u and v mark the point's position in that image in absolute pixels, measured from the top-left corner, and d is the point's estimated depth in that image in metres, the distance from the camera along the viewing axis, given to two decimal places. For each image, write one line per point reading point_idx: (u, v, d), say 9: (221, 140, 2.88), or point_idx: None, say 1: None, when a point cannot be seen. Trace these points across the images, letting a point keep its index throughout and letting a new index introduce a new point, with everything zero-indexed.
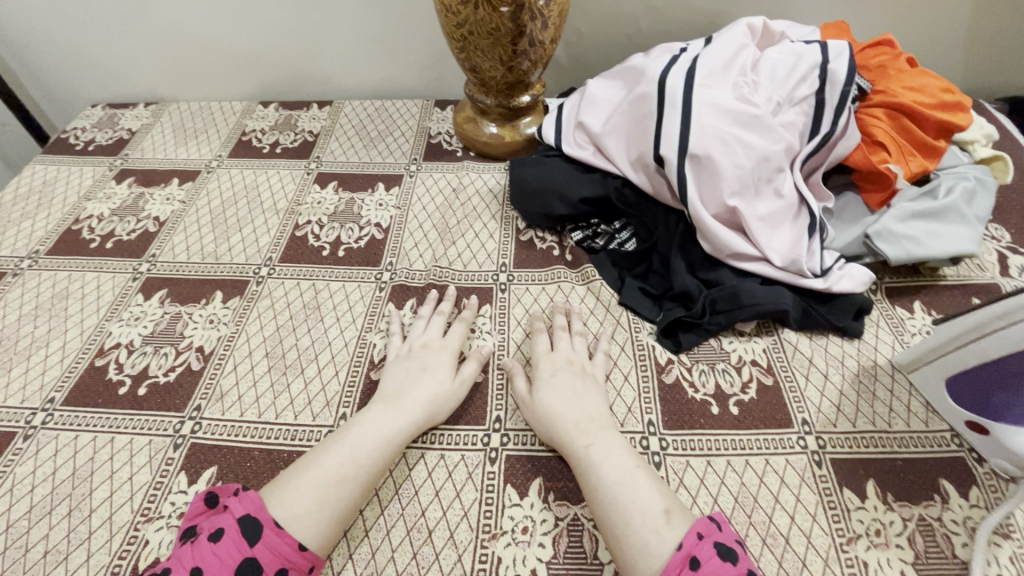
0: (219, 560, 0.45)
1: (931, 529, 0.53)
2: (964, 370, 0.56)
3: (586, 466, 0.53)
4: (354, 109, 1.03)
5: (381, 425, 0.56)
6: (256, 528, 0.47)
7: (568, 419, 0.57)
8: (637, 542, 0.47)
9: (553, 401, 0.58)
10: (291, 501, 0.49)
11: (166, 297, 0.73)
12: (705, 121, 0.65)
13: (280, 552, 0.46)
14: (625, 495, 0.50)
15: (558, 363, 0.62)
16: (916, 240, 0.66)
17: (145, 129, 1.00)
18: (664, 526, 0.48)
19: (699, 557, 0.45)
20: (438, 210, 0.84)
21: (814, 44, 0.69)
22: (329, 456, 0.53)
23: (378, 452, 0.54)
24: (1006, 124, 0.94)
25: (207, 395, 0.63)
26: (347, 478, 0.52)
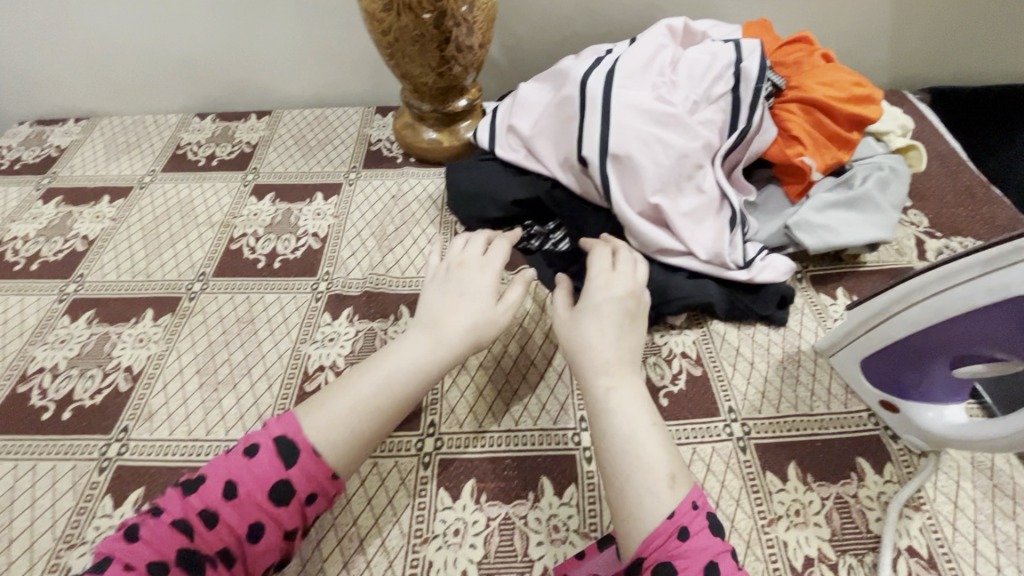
0: (255, 478, 0.45)
1: (848, 506, 0.55)
2: (877, 351, 0.57)
3: (601, 407, 0.50)
4: (293, 118, 1.02)
5: (416, 351, 0.54)
6: (291, 450, 0.46)
7: (601, 354, 0.52)
8: (633, 497, 0.44)
9: (593, 332, 0.54)
10: (326, 420, 0.48)
11: (94, 318, 0.71)
12: (624, 122, 0.67)
13: (313, 477, 0.46)
14: (632, 450, 0.47)
15: (612, 286, 0.57)
16: (833, 229, 0.70)
17: (76, 146, 0.97)
18: (664, 490, 0.44)
19: (689, 528, 0.42)
20: (377, 217, 0.83)
21: (729, 44, 0.71)
22: (362, 382, 0.51)
23: (411, 380, 0.52)
24: (926, 114, 0.99)
25: (135, 415, 0.62)
26: (380, 407, 0.50)
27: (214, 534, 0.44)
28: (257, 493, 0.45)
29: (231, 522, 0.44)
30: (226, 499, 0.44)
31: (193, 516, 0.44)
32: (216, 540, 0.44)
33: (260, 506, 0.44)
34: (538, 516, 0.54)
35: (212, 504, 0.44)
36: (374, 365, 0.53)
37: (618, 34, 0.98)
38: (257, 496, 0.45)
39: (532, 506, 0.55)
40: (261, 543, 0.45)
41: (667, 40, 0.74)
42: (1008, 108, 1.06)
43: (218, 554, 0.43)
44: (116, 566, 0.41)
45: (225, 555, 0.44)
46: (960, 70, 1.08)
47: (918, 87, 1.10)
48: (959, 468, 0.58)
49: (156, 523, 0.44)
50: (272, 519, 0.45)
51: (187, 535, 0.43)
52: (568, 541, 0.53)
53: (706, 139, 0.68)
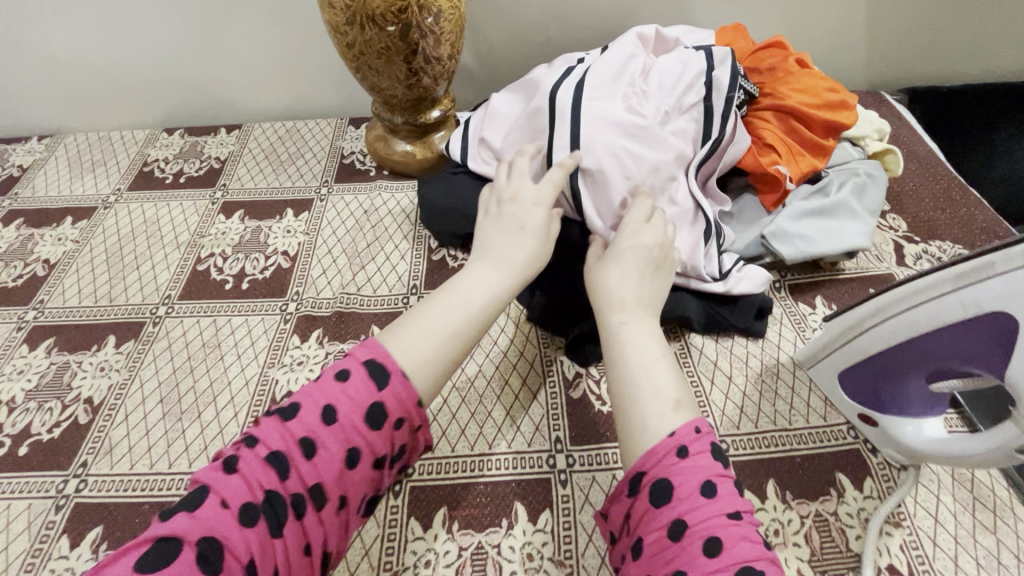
0: (349, 402, 0.42)
1: (827, 524, 0.54)
2: (856, 363, 0.56)
3: (612, 338, 0.49)
4: (264, 132, 1.00)
5: (487, 281, 0.53)
6: (382, 372, 0.44)
7: (622, 292, 0.52)
8: (636, 419, 0.43)
9: (614, 273, 0.54)
10: (408, 343, 0.47)
11: (54, 346, 0.69)
12: (594, 135, 0.65)
13: (403, 402, 0.44)
14: (639, 375, 0.45)
15: (642, 234, 0.57)
16: (809, 239, 0.69)
17: (39, 165, 0.95)
18: (669, 411, 0.43)
19: (689, 447, 0.40)
20: (348, 233, 0.82)
21: (700, 52, 0.70)
22: (440, 307, 0.50)
23: (487, 306, 0.51)
24: (904, 115, 0.98)
25: (95, 449, 0.60)
26: (459, 332, 0.49)
27: (310, 467, 0.41)
28: (354, 417, 0.42)
29: (328, 452, 0.41)
30: (323, 426, 0.42)
31: (288, 449, 0.41)
32: (311, 473, 0.41)
33: (356, 433, 0.42)
34: (512, 544, 0.53)
35: (312, 430, 0.41)
36: (453, 290, 0.52)
37: (594, 40, 0.97)
38: (354, 420, 0.42)
39: (506, 533, 0.53)
40: (355, 474, 0.42)
41: (638, 50, 0.73)
42: (986, 107, 1.06)
43: (314, 487, 0.40)
44: (213, 501, 0.38)
45: (320, 489, 0.41)
46: (937, 70, 1.08)
47: (896, 88, 1.10)
48: (940, 482, 0.57)
49: (251, 457, 0.41)
50: (367, 447, 0.42)
51: (281, 469, 0.40)
52: (543, 570, 0.51)
53: (678, 149, 0.67)
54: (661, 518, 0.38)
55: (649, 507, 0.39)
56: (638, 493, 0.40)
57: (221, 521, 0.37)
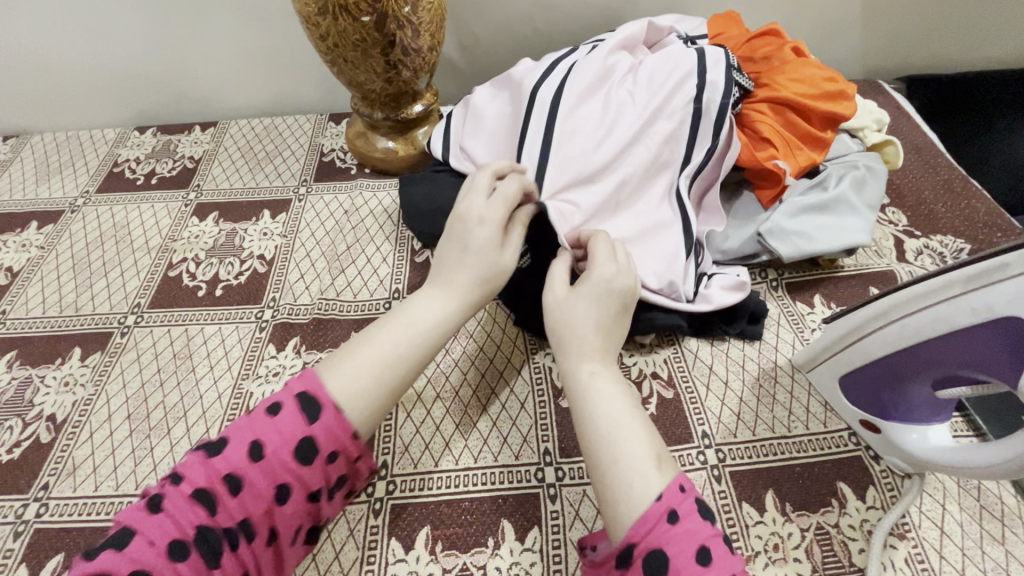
0: (279, 437, 0.40)
1: (829, 537, 0.52)
2: (855, 369, 0.54)
3: (579, 392, 0.45)
4: (240, 129, 0.96)
5: (432, 308, 0.49)
6: (314, 405, 0.42)
7: (591, 339, 0.47)
8: (620, 481, 0.39)
9: (585, 315, 0.48)
10: (354, 373, 0.44)
11: (15, 360, 0.65)
12: (569, 141, 0.64)
13: (335, 435, 0.42)
14: (611, 430, 0.42)
15: (612, 270, 0.50)
16: (807, 236, 0.66)
17: (4, 167, 0.91)
18: (651, 469, 0.39)
19: (679, 510, 0.37)
20: (328, 235, 0.78)
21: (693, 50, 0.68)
22: (384, 335, 0.47)
23: (432, 334, 0.48)
24: (904, 104, 0.95)
25: (57, 469, 0.56)
26: (401, 359, 0.46)
27: (238, 504, 0.39)
28: (281, 453, 0.40)
29: (256, 488, 0.39)
30: (251, 461, 0.39)
31: (215, 486, 0.39)
32: (238, 511, 0.39)
33: (286, 469, 0.40)
34: (498, 565, 0.50)
35: (239, 467, 0.39)
36: (399, 313, 0.49)
37: (583, 31, 0.93)
38: (284, 457, 0.40)
39: (491, 554, 0.51)
40: (286, 508, 0.40)
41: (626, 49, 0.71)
42: (986, 95, 1.03)
43: (241, 525, 0.39)
44: (141, 540, 0.36)
45: (249, 526, 0.39)
46: (937, 57, 1.05)
47: (895, 77, 1.07)
48: (945, 490, 0.54)
49: (178, 495, 0.38)
50: (299, 481, 0.40)
51: (208, 509, 0.38)
52: None
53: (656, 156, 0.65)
54: None
55: None
56: (629, 565, 0.36)
57: (144, 563, 0.35)
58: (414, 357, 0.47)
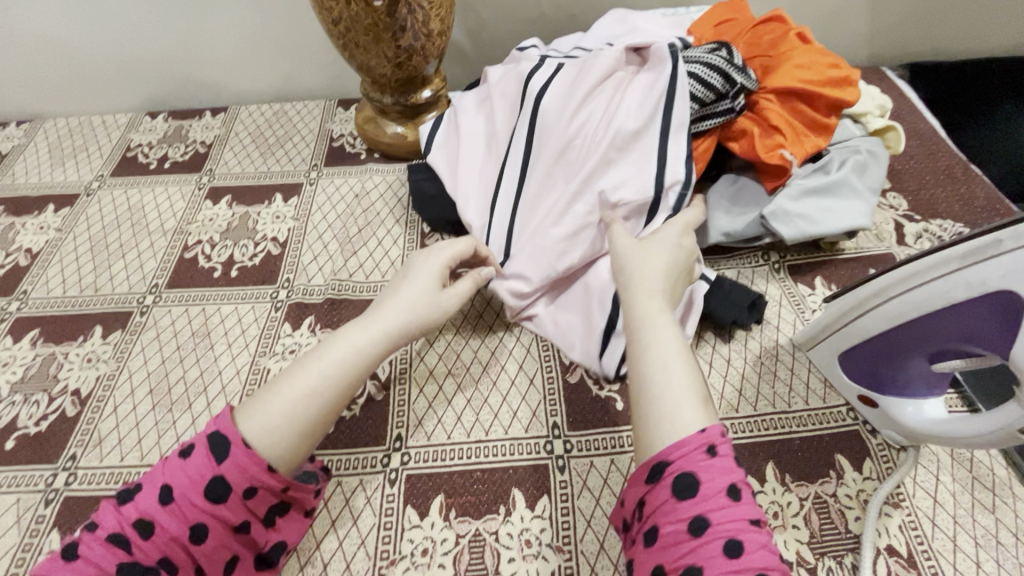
0: (189, 479, 0.41)
1: (826, 506, 0.54)
2: (855, 345, 0.56)
3: (639, 323, 0.46)
4: (250, 114, 0.98)
5: (355, 343, 0.48)
6: (224, 443, 0.41)
7: (660, 289, 0.49)
8: (667, 401, 0.41)
9: (653, 269, 0.51)
10: (278, 414, 0.43)
11: (38, 337, 0.67)
12: (531, 176, 0.67)
13: (246, 471, 0.41)
14: (671, 359, 0.43)
15: (672, 244, 0.55)
16: (810, 218, 0.68)
17: (18, 152, 0.93)
18: (698, 403, 0.41)
19: (718, 446, 0.38)
20: (339, 218, 0.80)
21: (695, 63, 0.67)
22: (308, 367, 0.46)
23: (354, 371, 0.47)
24: (906, 91, 0.96)
25: (84, 441, 0.59)
26: (315, 394, 0.45)
27: (152, 544, 0.40)
28: (190, 494, 0.40)
29: (170, 529, 0.40)
30: (160, 505, 0.40)
31: (127, 528, 0.40)
32: (154, 550, 0.40)
33: (197, 509, 0.40)
34: (510, 531, 0.52)
35: (148, 511, 0.40)
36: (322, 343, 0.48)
37: (589, 16, 0.94)
38: (193, 497, 0.41)
39: (503, 520, 0.53)
40: (206, 546, 0.41)
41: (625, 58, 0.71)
42: (987, 82, 1.04)
43: (160, 563, 0.40)
44: None
45: (168, 563, 0.40)
46: (939, 44, 1.06)
47: (897, 64, 1.08)
48: (938, 462, 0.57)
49: (92, 539, 0.40)
50: (216, 518, 0.41)
51: (125, 549, 0.39)
52: (541, 556, 0.51)
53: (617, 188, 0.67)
54: (683, 512, 0.36)
55: (669, 498, 0.37)
56: (658, 482, 0.38)
57: None
58: (328, 394, 0.45)
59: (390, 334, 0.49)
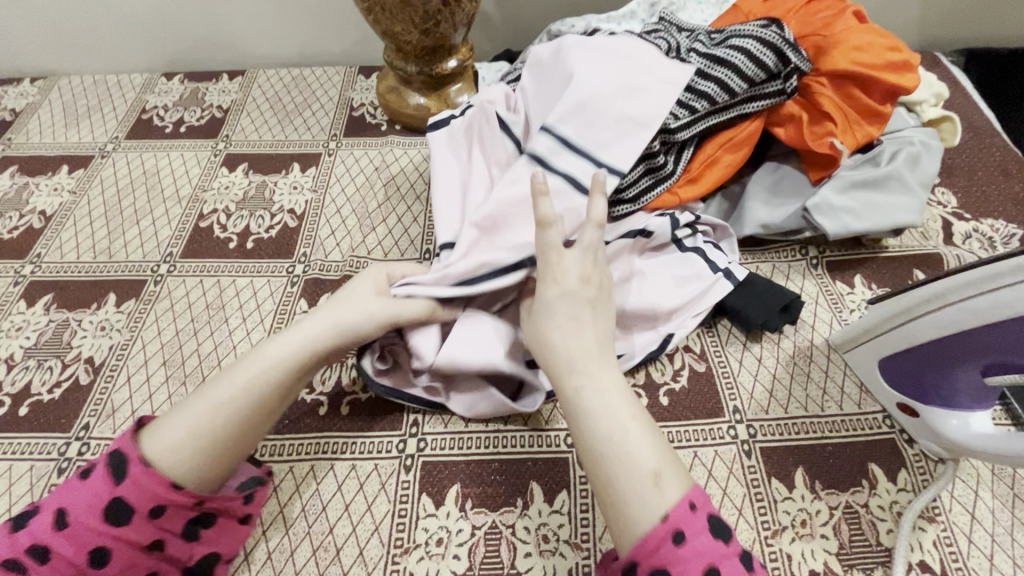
0: (86, 502, 0.41)
1: (857, 516, 0.52)
2: (899, 351, 0.53)
3: (572, 410, 0.44)
4: (269, 79, 0.94)
5: (268, 359, 0.47)
6: (123, 464, 0.41)
7: (567, 349, 0.46)
8: (618, 501, 0.40)
9: (554, 325, 0.47)
10: (190, 427, 0.43)
11: (52, 303, 0.66)
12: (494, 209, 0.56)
13: (146, 491, 0.41)
14: (610, 451, 0.41)
15: (563, 271, 0.50)
16: (856, 212, 0.64)
17: (32, 109, 0.91)
18: (649, 489, 0.40)
19: (685, 531, 0.38)
20: (358, 192, 0.77)
21: (748, 38, 0.63)
22: (228, 381, 0.46)
23: (261, 395, 0.46)
24: (960, 79, 0.90)
25: (97, 411, 0.58)
26: (225, 406, 0.45)
27: (49, 567, 0.39)
28: (85, 518, 0.40)
29: (64, 553, 0.40)
30: (55, 530, 0.40)
31: (21, 555, 0.40)
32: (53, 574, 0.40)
33: (93, 532, 0.40)
34: (527, 525, 0.51)
35: (43, 538, 0.40)
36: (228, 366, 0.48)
37: None
38: (89, 520, 0.40)
39: (520, 514, 0.51)
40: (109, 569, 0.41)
41: (665, 31, 0.68)
42: None
43: None
44: None
45: None
46: (998, 29, 0.99)
47: (950, 49, 1.01)
48: (978, 476, 0.54)
49: None
50: (119, 540, 0.40)
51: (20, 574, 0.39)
52: (558, 552, 0.49)
53: (651, 165, 0.62)
54: None
55: None
56: None
57: None
58: (243, 411, 0.45)
59: (314, 344, 0.49)
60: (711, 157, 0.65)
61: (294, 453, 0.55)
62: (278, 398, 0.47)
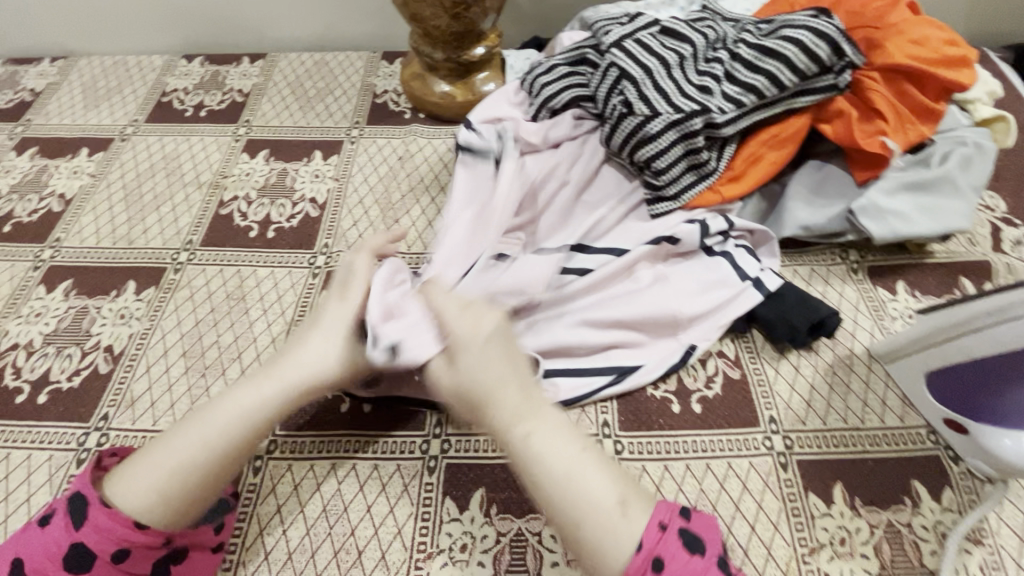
0: (44, 550, 0.40)
1: (899, 536, 0.49)
2: (951, 365, 0.50)
3: (521, 461, 0.42)
4: (291, 63, 0.92)
5: (231, 411, 0.45)
6: (82, 509, 0.41)
7: (505, 399, 0.44)
8: (593, 543, 0.39)
9: (482, 376, 0.45)
10: (151, 484, 0.41)
11: (71, 288, 0.65)
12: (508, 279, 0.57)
13: (105, 534, 0.40)
14: (572, 492, 0.40)
15: (477, 318, 0.47)
16: (904, 216, 0.61)
17: (51, 90, 0.89)
18: (619, 521, 0.39)
19: (664, 557, 0.38)
20: (381, 182, 0.75)
21: (801, 29, 0.60)
22: (183, 439, 0.43)
23: (236, 440, 0.44)
24: (1011, 76, 0.85)
25: (116, 401, 0.57)
26: (187, 463, 0.42)
27: None
28: (42, 566, 0.40)
29: None
30: None
31: None
32: None
33: None
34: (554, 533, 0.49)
35: None
36: (171, 429, 0.45)
37: None
38: (48, 568, 0.40)
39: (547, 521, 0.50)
40: None
41: (711, 22, 0.66)
42: None
43: None
44: None
45: None
46: None
47: (999, 44, 0.96)
48: None
49: None
50: None
51: None
52: None
53: (694, 161, 0.61)
54: None
55: None
56: None
57: None
58: (206, 464, 0.43)
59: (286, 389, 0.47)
60: (754, 155, 0.63)
61: (315, 450, 0.54)
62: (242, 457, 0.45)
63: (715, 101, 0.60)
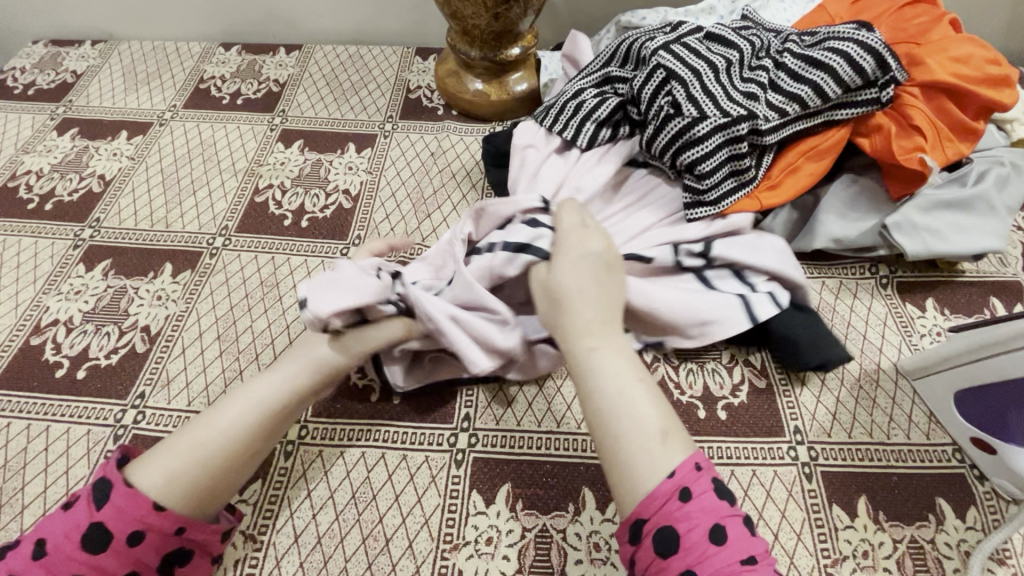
0: (65, 533, 0.38)
1: (922, 552, 0.49)
2: (981, 384, 0.50)
3: (578, 369, 0.43)
4: (326, 55, 0.93)
5: (237, 409, 0.46)
6: (107, 490, 0.39)
7: (586, 312, 0.45)
8: (622, 459, 0.39)
9: (571, 282, 0.46)
10: (165, 473, 0.41)
11: (110, 268, 0.67)
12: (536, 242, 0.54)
13: (130, 516, 0.39)
14: (621, 408, 0.41)
15: (587, 238, 0.49)
16: (938, 234, 0.61)
17: (92, 73, 0.91)
18: (655, 448, 0.39)
19: (690, 490, 0.37)
20: (414, 176, 0.76)
21: (848, 40, 0.60)
22: (202, 429, 0.44)
23: (254, 431, 0.46)
24: None
25: (152, 380, 0.58)
26: (200, 448, 0.43)
27: None
28: (66, 546, 0.38)
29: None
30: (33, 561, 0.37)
31: None
32: None
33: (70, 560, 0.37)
34: (579, 531, 0.50)
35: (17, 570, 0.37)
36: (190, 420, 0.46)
37: None
38: (68, 547, 0.38)
39: (572, 519, 0.50)
40: None
41: (755, 30, 0.67)
42: None
43: None
44: None
45: None
46: None
47: None
48: None
49: None
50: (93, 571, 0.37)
51: None
52: (610, 562, 0.48)
53: (736, 168, 0.61)
54: (671, 568, 0.36)
55: (655, 557, 0.37)
56: (640, 542, 0.38)
57: None
58: (222, 454, 0.44)
59: (297, 382, 0.49)
60: (791, 165, 0.63)
61: (345, 438, 0.55)
62: (253, 448, 0.46)
63: (761, 107, 0.61)
